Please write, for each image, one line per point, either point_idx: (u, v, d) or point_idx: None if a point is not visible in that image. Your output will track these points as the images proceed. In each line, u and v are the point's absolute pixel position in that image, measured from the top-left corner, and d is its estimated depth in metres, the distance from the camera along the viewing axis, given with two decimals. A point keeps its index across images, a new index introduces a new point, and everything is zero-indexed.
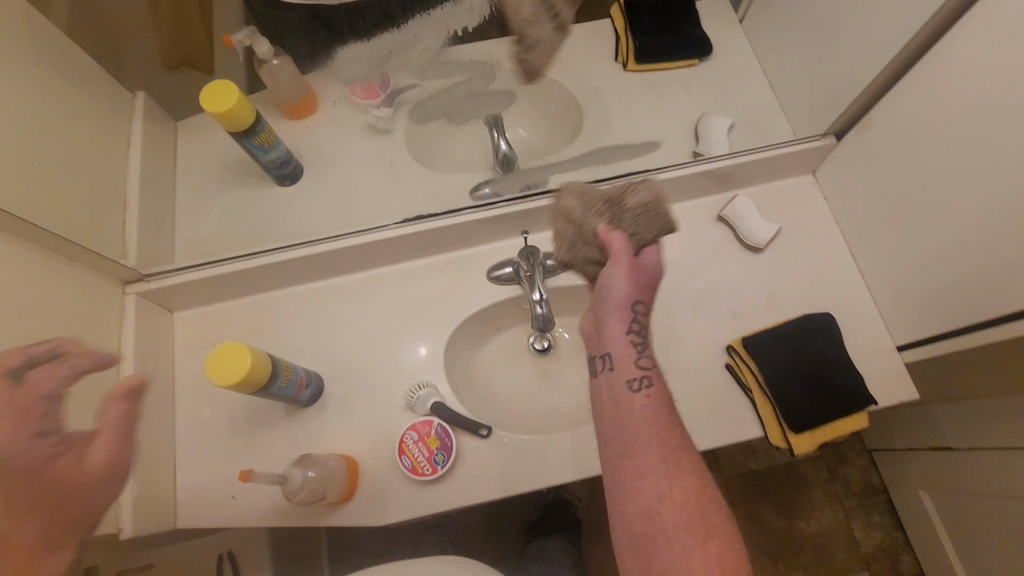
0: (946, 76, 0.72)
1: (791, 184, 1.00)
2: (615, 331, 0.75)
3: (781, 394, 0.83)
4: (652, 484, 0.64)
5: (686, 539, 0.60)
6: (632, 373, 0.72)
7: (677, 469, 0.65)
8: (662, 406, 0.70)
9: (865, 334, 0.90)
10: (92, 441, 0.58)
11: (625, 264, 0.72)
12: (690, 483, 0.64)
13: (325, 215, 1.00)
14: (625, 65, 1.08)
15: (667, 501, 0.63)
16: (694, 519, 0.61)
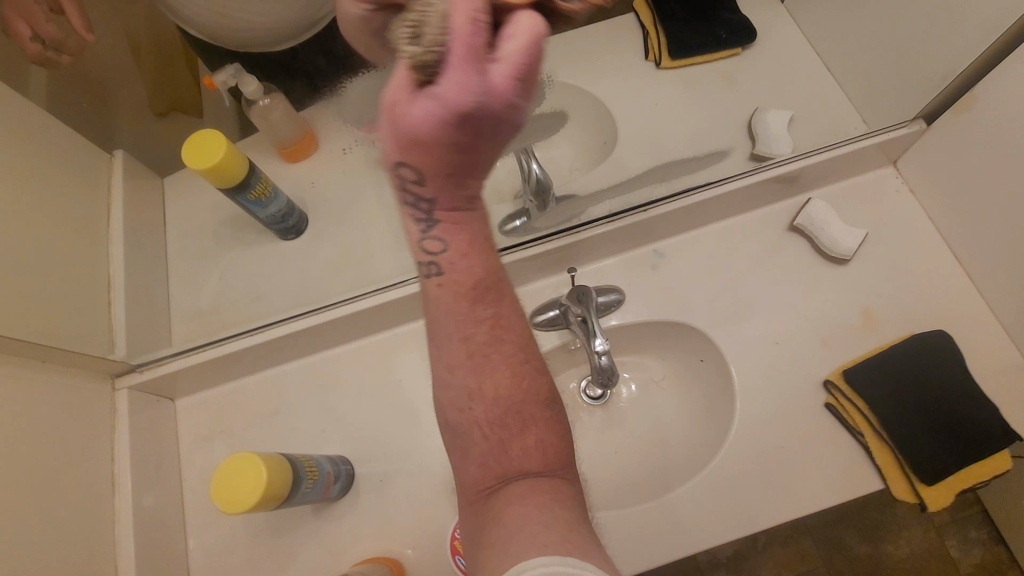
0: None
1: (869, 180, 0.86)
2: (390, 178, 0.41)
3: (903, 437, 0.69)
4: (488, 348, 0.45)
5: (506, 438, 0.45)
6: (424, 227, 0.43)
7: (490, 361, 0.45)
8: (510, 345, 0.46)
9: (987, 350, 0.76)
10: None
11: (460, 56, 0.31)
12: (528, 431, 0.45)
13: (337, 268, 0.88)
14: (659, 63, 0.95)
15: (491, 373, 0.45)
16: (517, 426, 0.45)
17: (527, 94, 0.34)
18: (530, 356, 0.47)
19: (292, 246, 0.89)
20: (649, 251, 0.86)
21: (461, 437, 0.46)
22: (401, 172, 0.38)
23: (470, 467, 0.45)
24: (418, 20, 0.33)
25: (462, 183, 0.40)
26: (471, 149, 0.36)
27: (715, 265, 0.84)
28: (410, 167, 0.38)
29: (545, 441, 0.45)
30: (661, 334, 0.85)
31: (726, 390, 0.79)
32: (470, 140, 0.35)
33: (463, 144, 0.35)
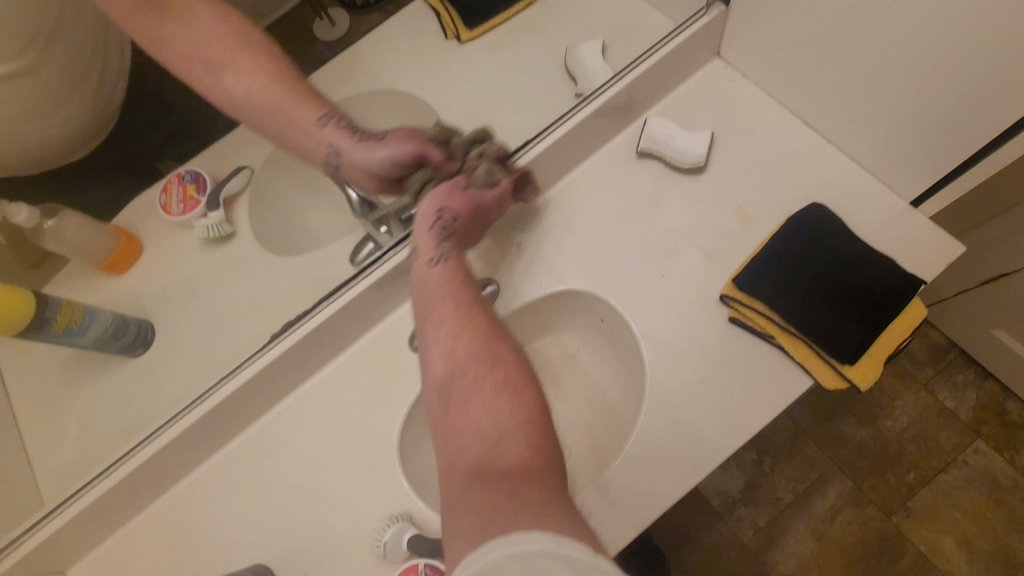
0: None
1: (699, 81, 0.83)
2: (421, 224, 0.66)
3: (811, 325, 0.64)
4: (456, 370, 0.51)
5: (481, 383, 0.49)
6: (439, 241, 0.65)
7: (468, 325, 0.55)
8: (506, 358, 0.52)
9: (867, 202, 0.73)
10: (423, 231, 0.66)
11: (461, 218, 0.66)
12: (496, 376, 0.50)
13: (198, 364, 0.80)
14: (458, 38, 0.90)
15: (468, 347, 0.53)
16: (485, 390, 0.48)
17: (490, 215, 0.70)
18: (501, 334, 0.55)
19: (146, 359, 0.81)
20: (510, 229, 0.80)
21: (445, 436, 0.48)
22: (452, 216, 0.66)
23: (464, 446, 0.45)
24: (485, 152, 0.73)
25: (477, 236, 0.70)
26: (477, 227, 0.69)
27: (579, 219, 0.78)
28: (448, 215, 0.66)
29: (501, 410, 0.47)
30: (556, 308, 0.79)
31: (631, 341, 0.73)
32: (481, 219, 0.69)
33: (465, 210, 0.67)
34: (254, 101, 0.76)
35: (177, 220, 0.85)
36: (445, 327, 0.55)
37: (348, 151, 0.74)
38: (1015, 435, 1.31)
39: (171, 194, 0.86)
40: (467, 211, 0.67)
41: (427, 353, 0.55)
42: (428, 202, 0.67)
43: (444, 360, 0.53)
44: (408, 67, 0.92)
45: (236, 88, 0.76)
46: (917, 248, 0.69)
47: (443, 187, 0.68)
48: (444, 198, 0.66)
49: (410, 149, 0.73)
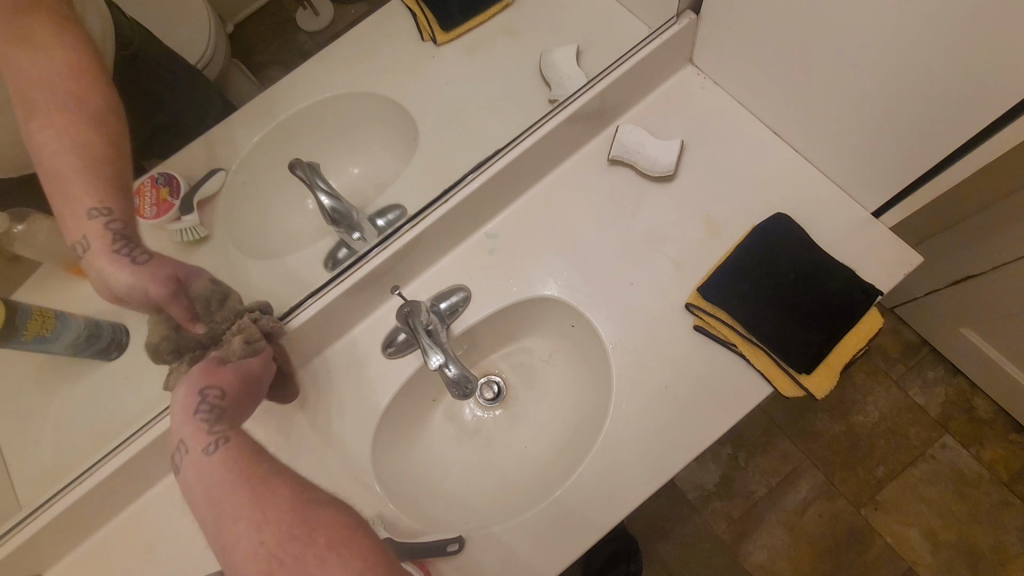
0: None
1: (672, 87, 0.83)
2: (183, 403, 0.53)
3: (771, 334, 0.66)
4: (298, 542, 0.45)
5: (320, 560, 0.44)
6: (209, 430, 0.51)
7: (269, 492, 0.47)
8: (325, 532, 0.46)
9: (832, 212, 0.74)
10: (184, 425, 0.52)
11: (236, 400, 0.56)
12: (317, 540, 0.45)
13: (173, 368, 0.80)
14: (434, 40, 0.90)
15: (278, 525, 0.45)
16: (317, 562, 0.44)
17: (257, 392, 0.60)
18: (265, 505, 0.46)
19: (121, 363, 0.82)
20: (481, 236, 0.81)
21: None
22: (220, 398, 0.54)
23: None
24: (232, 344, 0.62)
25: (242, 415, 0.57)
26: (251, 398, 0.59)
27: (550, 228, 0.79)
28: (217, 390, 0.54)
29: (350, 565, 0.44)
30: (527, 313, 0.80)
31: (600, 348, 0.75)
32: (253, 389, 0.59)
33: (240, 401, 0.57)
34: (52, 165, 0.66)
35: (150, 223, 0.84)
36: (242, 520, 0.45)
37: (96, 255, 0.62)
38: (981, 431, 1.35)
39: (145, 197, 0.85)
40: (235, 384, 0.56)
41: (226, 543, 0.45)
42: (185, 388, 0.54)
43: (236, 539, 0.45)
44: (384, 68, 0.91)
45: (73, 212, 0.63)
46: (878, 258, 0.71)
47: (196, 372, 0.56)
48: (199, 382, 0.54)
49: (158, 293, 0.61)
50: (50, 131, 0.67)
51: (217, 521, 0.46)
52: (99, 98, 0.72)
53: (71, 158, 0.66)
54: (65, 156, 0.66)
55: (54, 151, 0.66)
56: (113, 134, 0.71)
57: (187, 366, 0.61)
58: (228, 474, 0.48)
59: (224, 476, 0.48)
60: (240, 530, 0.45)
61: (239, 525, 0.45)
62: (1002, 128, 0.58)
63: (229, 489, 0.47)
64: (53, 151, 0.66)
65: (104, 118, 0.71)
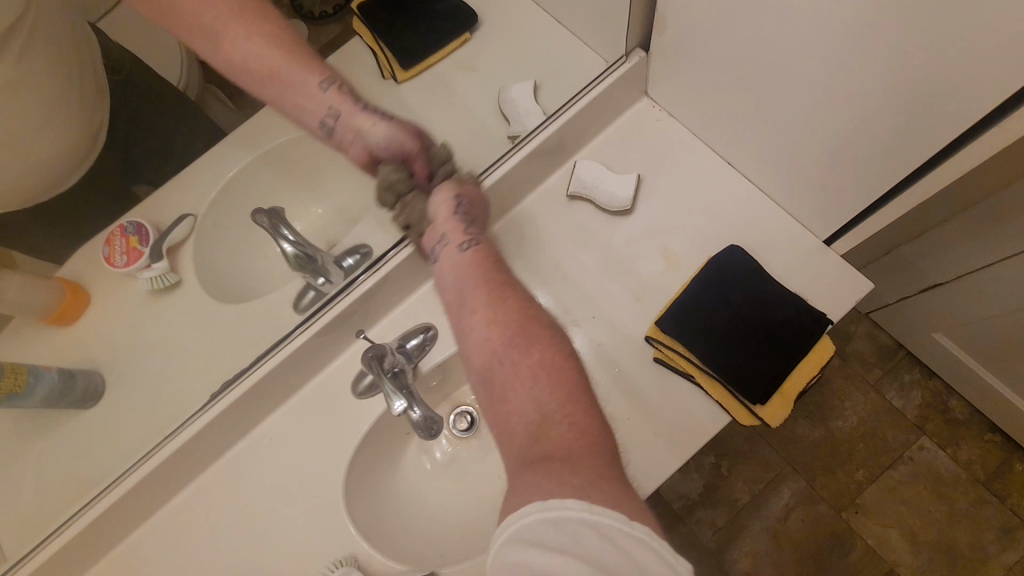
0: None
1: (628, 120, 0.85)
2: (439, 226, 0.69)
3: (726, 366, 0.68)
4: (527, 349, 0.54)
5: (520, 359, 0.53)
6: (448, 238, 0.68)
7: (502, 297, 0.60)
8: (560, 355, 0.53)
9: (785, 241, 0.76)
10: (444, 231, 0.68)
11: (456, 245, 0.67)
12: (532, 350, 0.54)
13: (149, 414, 0.82)
14: (395, 78, 0.91)
15: (503, 323, 0.57)
16: (518, 354, 0.53)
17: (484, 220, 0.73)
18: (530, 309, 0.59)
19: (98, 411, 0.83)
20: None
21: (497, 420, 0.53)
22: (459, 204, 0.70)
23: (510, 421, 0.50)
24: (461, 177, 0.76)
25: (482, 228, 0.71)
26: (483, 222, 0.73)
27: (514, 264, 0.80)
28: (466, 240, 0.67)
29: (550, 402, 0.49)
30: None
31: None
32: (482, 216, 0.73)
33: (474, 216, 0.71)
34: (253, 66, 0.76)
35: (122, 271, 0.86)
36: (478, 314, 0.59)
37: (347, 116, 0.77)
38: (957, 431, 1.38)
39: (115, 247, 0.87)
40: (476, 201, 0.73)
41: (463, 336, 0.60)
42: (443, 193, 0.71)
43: (486, 330, 0.57)
44: None
45: (309, 93, 0.77)
46: (829, 285, 0.73)
47: (446, 189, 0.72)
48: (450, 190, 0.71)
49: (412, 146, 0.76)
50: (241, 36, 0.75)
51: (508, 346, 0.55)
52: (268, 10, 0.77)
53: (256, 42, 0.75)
54: (265, 53, 0.75)
55: (262, 63, 0.76)
56: (270, 17, 0.77)
57: (409, 201, 0.72)
58: (501, 301, 0.59)
59: (502, 308, 0.58)
60: (477, 329, 0.58)
61: (531, 343, 0.54)
62: (940, 165, 0.60)
63: (504, 311, 0.58)
64: (245, 56, 0.75)
65: (264, 10, 0.77)
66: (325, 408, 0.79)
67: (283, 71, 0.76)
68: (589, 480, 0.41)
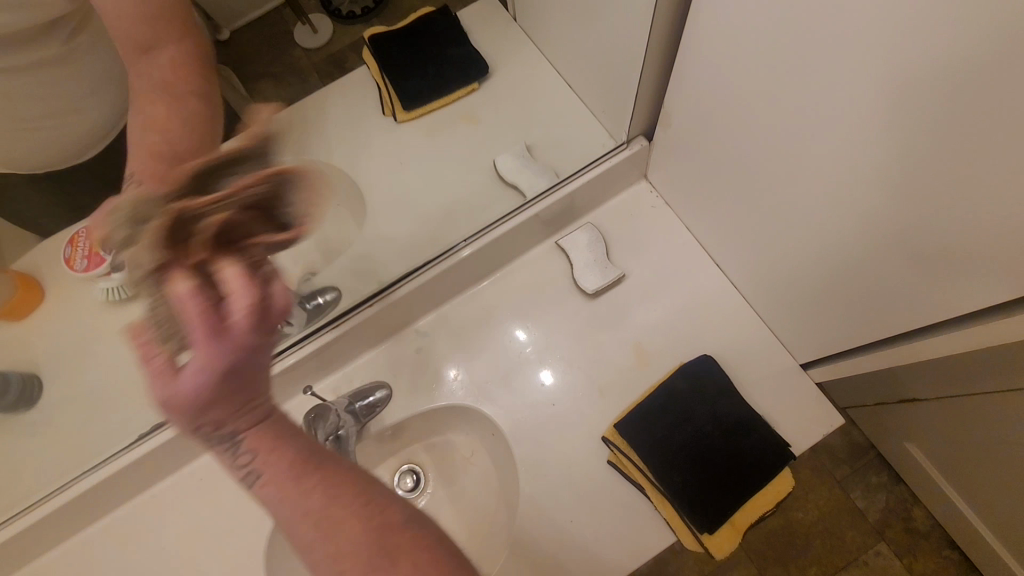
0: (739, 26, 0.52)
1: (623, 201, 0.82)
2: (184, 379, 0.50)
3: (678, 486, 0.65)
4: (327, 505, 0.56)
5: (348, 517, 0.56)
6: (221, 436, 0.55)
7: (278, 455, 0.57)
8: (350, 509, 0.56)
9: (761, 357, 0.73)
10: (188, 366, 0.50)
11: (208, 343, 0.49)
12: (349, 516, 0.56)
13: (83, 430, 0.78)
14: (396, 117, 0.89)
15: (279, 459, 0.56)
16: (332, 521, 0.55)
17: (261, 325, 0.51)
18: (345, 473, 0.59)
19: (30, 418, 0.80)
20: (412, 331, 0.79)
21: (312, 559, 0.55)
22: (224, 370, 0.50)
23: (410, 568, 0.54)
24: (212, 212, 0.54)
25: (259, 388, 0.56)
26: (265, 328, 0.53)
27: (483, 333, 0.77)
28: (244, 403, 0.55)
29: (365, 540, 0.55)
30: (449, 415, 0.79)
31: (513, 465, 0.73)
32: (268, 322, 0.53)
33: (236, 368, 0.51)
34: (137, 139, 0.64)
35: (81, 275, 0.83)
36: (271, 472, 0.56)
37: (206, 178, 0.59)
38: (916, 542, 1.35)
39: (78, 248, 0.83)
40: (234, 356, 0.50)
41: (259, 488, 0.55)
42: (197, 352, 0.49)
43: (295, 455, 0.59)
44: (342, 139, 0.90)
45: (197, 145, 0.63)
46: (798, 412, 0.70)
47: (200, 335, 0.49)
48: (199, 357, 0.49)
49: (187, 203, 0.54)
50: (150, 104, 0.66)
51: (276, 467, 0.57)
52: (186, 57, 0.67)
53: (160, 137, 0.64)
54: (149, 124, 0.64)
55: (170, 123, 0.65)
56: (196, 74, 0.67)
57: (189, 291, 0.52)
58: (284, 448, 0.58)
59: (270, 440, 0.57)
60: (278, 463, 0.56)
61: (318, 490, 0.57)
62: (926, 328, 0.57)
63: (303, 459, 0.59)
64: (149, 122, 0.65)
65: (196, 68, 0.68)
66: None
67: (179, 135, 0.62)
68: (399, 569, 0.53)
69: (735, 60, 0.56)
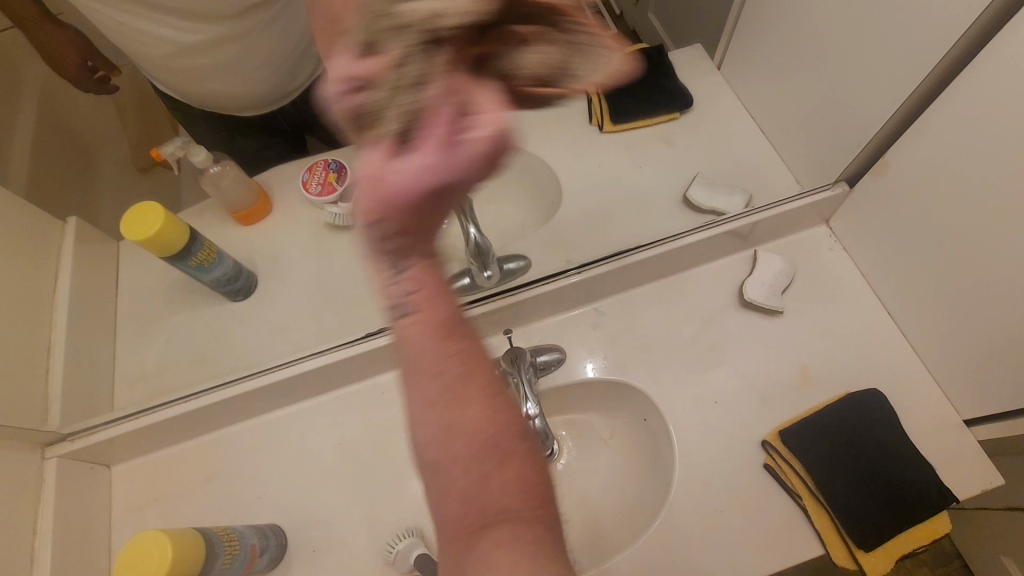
0: (984, 98, 0.61)
1: (802, 238, 0.90)
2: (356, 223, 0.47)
3: (840, 499, 0.68)
4: (455, 391, 0.49)
5: (486, 475, 0.46)
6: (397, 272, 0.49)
7: (440, 374, 0.48)
8: (474, 422, 0.47)
9: (923, 405, 0.77)
10: (376, 173, 0.40)
11: (433, 142, 0.37)
12: (506, 468, 0.47)
13: (285, 328, 0.88)
14: (601, 127, 1.00)
15: (452, 439, 0.47)
16: (498, 457, 0.47)
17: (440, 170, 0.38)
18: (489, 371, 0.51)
19: (240, 307, 0.90)
20: (590, 309, 0.87)
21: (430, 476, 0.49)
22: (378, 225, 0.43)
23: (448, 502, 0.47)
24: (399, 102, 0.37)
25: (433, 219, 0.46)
26: (430, 211, 0.43)
27: (654, 326, 0.84)
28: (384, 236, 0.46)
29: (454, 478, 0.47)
30: (607, 393, 0.85)
31: (667, 449, 0.78)
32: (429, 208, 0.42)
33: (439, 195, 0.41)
34: None
35: (311, 198, 0.94)
36: (438, 385, 0.49)
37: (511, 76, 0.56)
38: None
39: (313, 175, 0.95)
40: (389, 212, 0.41)
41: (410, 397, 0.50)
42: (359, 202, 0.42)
43: (472, 415, 0.48)
44: (549, 135, 1.01)
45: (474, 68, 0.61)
46: (955, 463, 0.73)
47: (363, 181, 0.41)
48: (366, 201, 0.41)
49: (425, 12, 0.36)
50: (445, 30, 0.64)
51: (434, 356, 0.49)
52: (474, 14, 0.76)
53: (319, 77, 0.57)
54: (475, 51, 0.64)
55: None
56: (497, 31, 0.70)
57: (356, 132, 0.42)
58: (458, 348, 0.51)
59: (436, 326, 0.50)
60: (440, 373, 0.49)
61: (488, 394, 0.49)
62: None
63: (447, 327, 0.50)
64: None
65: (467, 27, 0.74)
66: None
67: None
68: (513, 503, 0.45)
69: (970, 125, 0.64)
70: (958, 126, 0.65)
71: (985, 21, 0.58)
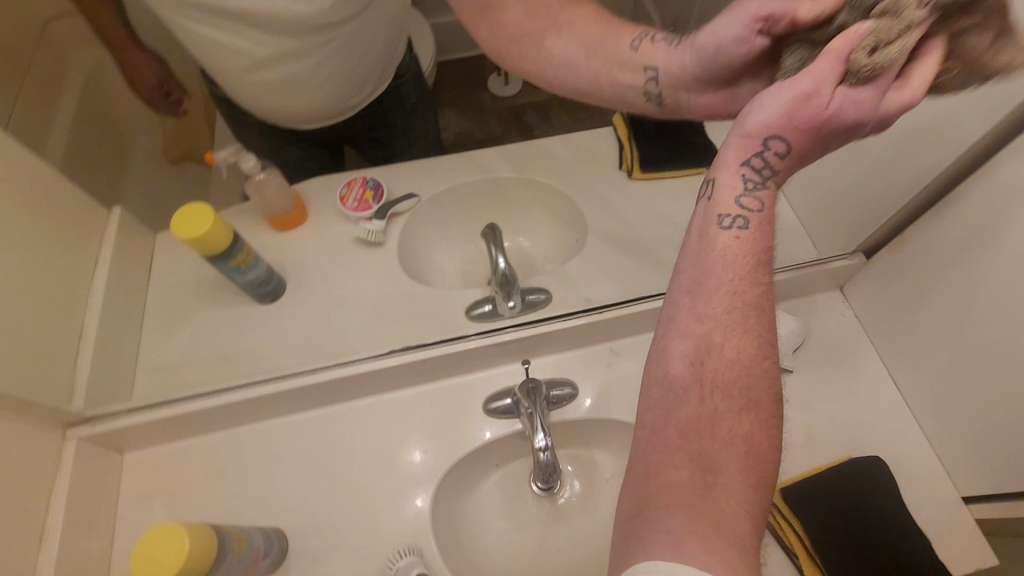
0: (1005, 189, 0.64)
1: (815, 301, 0.93)
2: (744, 145, 0.51)
3: (836, 564, 0.69)
4: (736, 359, 0.47)
5: (718, 419, 0.46)
6: (750, 187, 0.52)
7: (715, 317, 0.48)
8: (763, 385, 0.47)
9: (922, 478, 0.78)
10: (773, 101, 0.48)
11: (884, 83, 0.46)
12: (741, 420, 0.46)
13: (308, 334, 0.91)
14: (630, 173, 1.04)
15: (730, 366, 0.47)
16: (712, 418, 0.46)
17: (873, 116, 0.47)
18: (765, 318, 0.49)
19: (267, 310, 0.93)
20: (606, 348, 0.90)
21: (658, 429, 0.47)
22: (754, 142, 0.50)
23: (668, 477, 0.44)
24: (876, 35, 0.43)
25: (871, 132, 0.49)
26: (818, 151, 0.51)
27: None
28: (785, 143, 0.49)
29: (729, 429, 0.45)
30: (614, 432, 0.86)
31: None
32: (829, 139, 0.49)
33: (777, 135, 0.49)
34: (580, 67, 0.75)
35: (347, 212, 0.97)
36: (716, 329, 0.48)
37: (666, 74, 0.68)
38: None
39: (351, 191, 0.99)
40: (796, 131, 0.48)
41: (664, 337, 0.51)
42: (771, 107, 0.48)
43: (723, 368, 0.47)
44: (580, 176, 1.06)
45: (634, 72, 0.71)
46: (951, 540, 0.74)
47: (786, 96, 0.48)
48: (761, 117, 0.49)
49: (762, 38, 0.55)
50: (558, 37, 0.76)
51: (721, 326, 0.48)
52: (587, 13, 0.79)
53: (577, 48, 0.75)
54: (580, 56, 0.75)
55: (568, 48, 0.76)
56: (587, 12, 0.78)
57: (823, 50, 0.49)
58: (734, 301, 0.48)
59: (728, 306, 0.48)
60: (711, 324, 0.48)
61: (738, 365, 0.47)
62: None
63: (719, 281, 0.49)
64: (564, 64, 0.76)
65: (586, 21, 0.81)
66: (453, 406, 0.85)
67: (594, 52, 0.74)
68: (705, 540, 0.40)
69: (989, 214, 0.67)
70: (977, 212, 0.69)
71: (1007, 121, 0.63)
